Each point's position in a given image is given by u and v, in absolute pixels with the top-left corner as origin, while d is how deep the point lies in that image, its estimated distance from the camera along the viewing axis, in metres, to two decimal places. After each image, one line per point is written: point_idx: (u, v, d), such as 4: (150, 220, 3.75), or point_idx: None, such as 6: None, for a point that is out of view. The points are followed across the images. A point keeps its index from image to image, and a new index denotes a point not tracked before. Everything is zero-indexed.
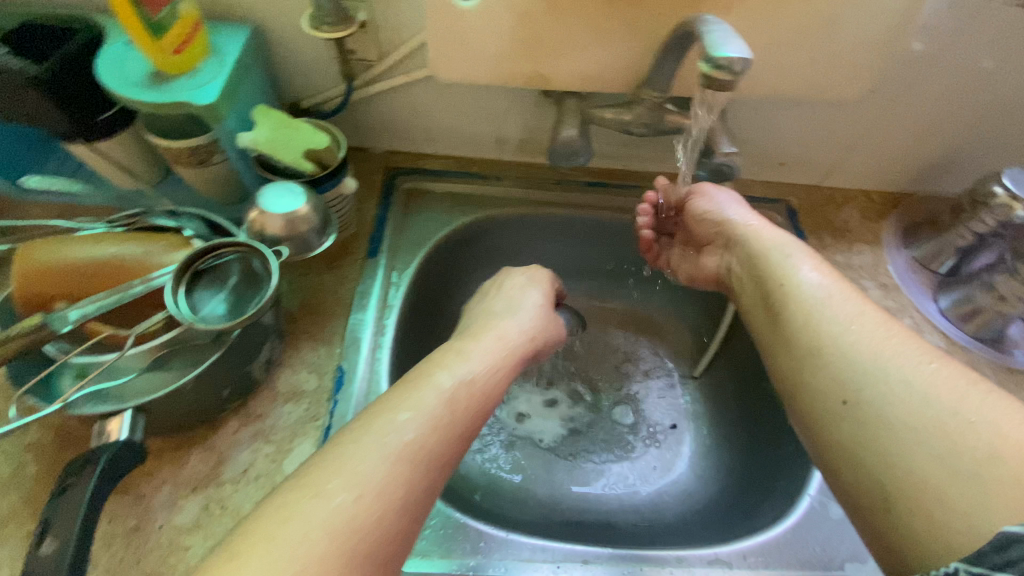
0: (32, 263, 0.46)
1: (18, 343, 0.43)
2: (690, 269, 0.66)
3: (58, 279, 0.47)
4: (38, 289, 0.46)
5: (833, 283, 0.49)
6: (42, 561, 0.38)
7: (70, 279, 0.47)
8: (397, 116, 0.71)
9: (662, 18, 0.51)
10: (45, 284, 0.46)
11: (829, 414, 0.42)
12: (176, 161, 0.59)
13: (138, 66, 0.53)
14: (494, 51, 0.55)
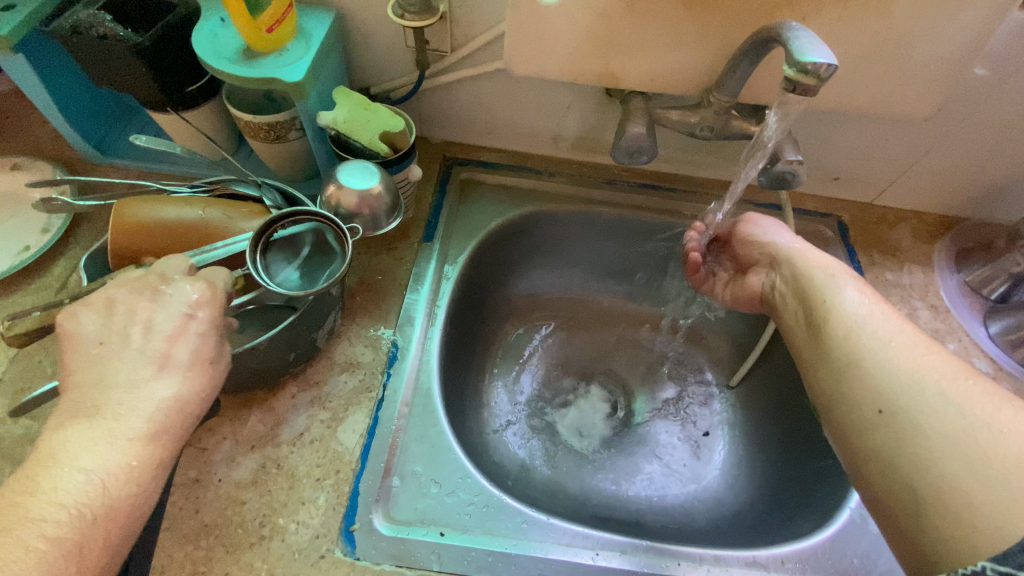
0: (124, 218, 0.48)
1: None
2: (735, 290, 0.64)
3: (146, 235, 0.49)
4: (129, 244, 0.49)
5: (877, 304, 0.48)
6: None
7: (159, 237, 0.49)
8: (461, 107, 0.73)
9: (737, 25, 0.53)
10: (136, 240, 0.49)
11: (863, 423, 0.42)
12: (253, 134, 0.62)
13: (232, 43, 0.56)
14: (568, 47, 0.56)
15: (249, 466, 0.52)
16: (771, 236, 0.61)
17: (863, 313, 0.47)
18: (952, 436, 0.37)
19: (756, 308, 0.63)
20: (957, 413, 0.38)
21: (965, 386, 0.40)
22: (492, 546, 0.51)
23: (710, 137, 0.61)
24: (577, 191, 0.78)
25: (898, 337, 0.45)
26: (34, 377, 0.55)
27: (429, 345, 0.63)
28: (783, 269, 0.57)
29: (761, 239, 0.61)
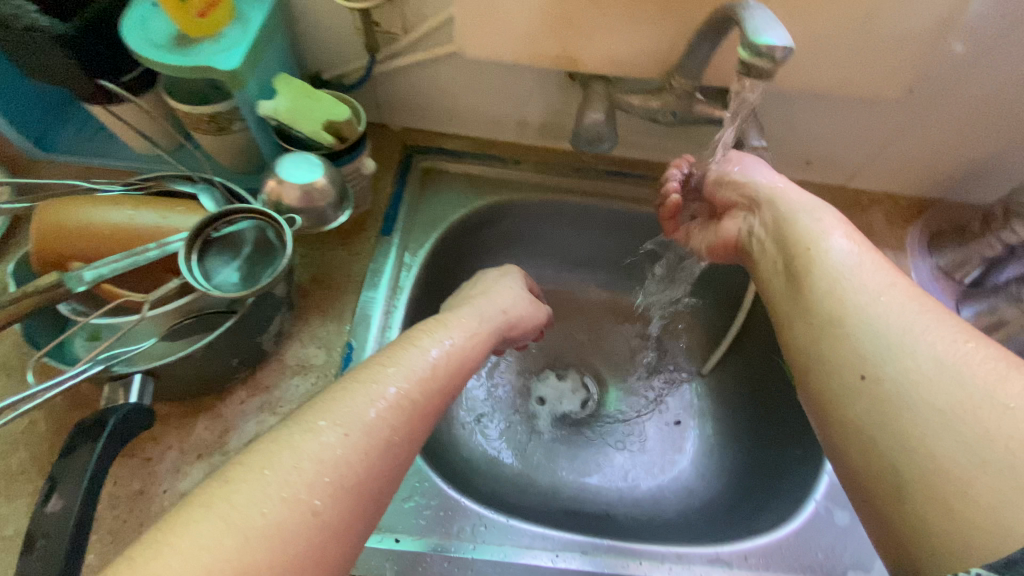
0: (50, 221, 0.46)
1: (30, 302, 0.42)
2: (709, 239, 0.60)
3: (72, 238, 0.46)
4: (55, 247, 0.46)
5: (867, 254, 0.44)
6: (47, 518, 0.38)
7: (88, 239, 0.46)
8: (419, 93, 0.70)
9: (698, 4, 0.50)
10: (63, 242, 0.46)
11: (845, 390, 0.38)
12: (194, 126, 0.58)
13: (162, 29, 0.52)
14: (522, 29, 0.53)
15: (196, 476, 0.50)
16: (750, 175, 0.55)
17: (849, 260, 0.43)
18: (947, 409, 0.33)
19: (730, 258, 0.59)
20: (952, 378, 0.34)
21: (963, 350, 0.35)
22: (449, 551, 0.50)
23: (675, 122, 0.58)
24: (544, 178, 0.76)
25: (885, 288, 0.40)
26: None
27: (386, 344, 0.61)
28: (763, 212, 0.52)
29: (739, 179, 0.55)
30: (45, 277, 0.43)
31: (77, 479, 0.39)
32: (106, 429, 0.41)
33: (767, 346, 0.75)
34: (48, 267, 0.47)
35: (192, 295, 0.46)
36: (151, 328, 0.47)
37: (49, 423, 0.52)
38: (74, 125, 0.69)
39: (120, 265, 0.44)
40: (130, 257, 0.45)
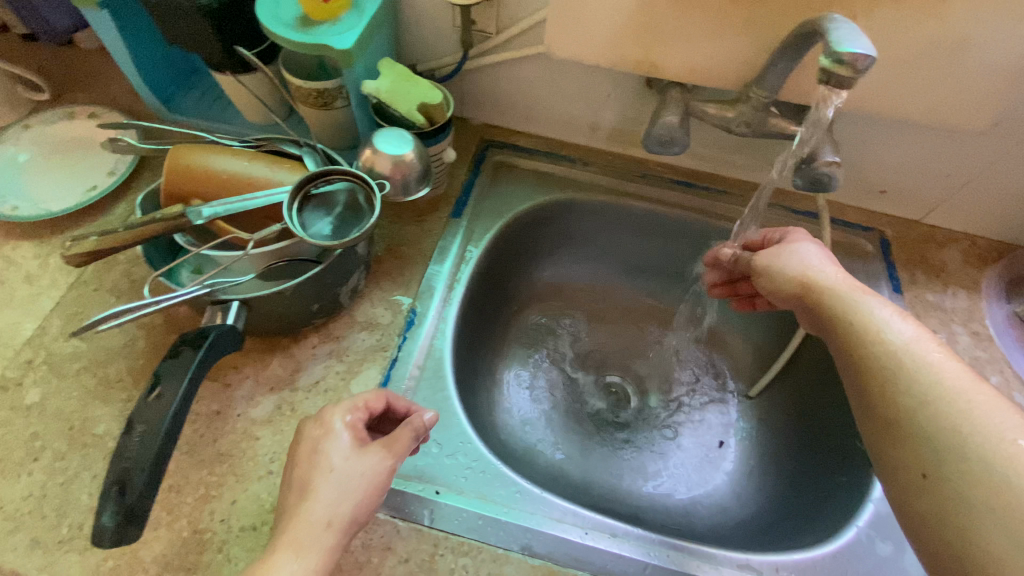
0: (180, 163, 0.52)
1: (161, 227, 0.49)
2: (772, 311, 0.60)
3: (197, 180, 0.52)
4: (181, 185, 0.52)
5: (922, 339, 0.42)
6: (150, 406, 0.44)
7: (208, 180, 0.53)
8: (502, 91, 0.75)
9: (784, 20, 0.52)
10: (188, 180, 0.52)
11: (906, 485, 0.38)
12: (303, 100, 0.65)
13: (291, 10, 0.59)
14: (609, 34, 0.57)
15: (266, 406, 0.56)
16: (804, 266, 0.53)
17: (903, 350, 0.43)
18: (998, 503, 0.34)
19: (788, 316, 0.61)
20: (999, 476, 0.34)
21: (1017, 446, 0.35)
22: (484, 511, 0.52)
23: (747, 134, 0.60)
24: (610, 182, 0.78)
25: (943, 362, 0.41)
26: (86, 303, 0.60)
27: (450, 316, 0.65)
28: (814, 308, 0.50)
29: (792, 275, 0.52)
30: (171, 208, 0.50)
31: (178, 381, 0.45)
32: (206, 344, 0.47)
33: (820, 374, 0.73)
34: (172, 200, 0.53)
35: (290, 241, 0.52)
36: (248, 267, 0.53)
37: (147, 342, 0.58)
38: (195, 92, 0.77)
39: (233, 206, 0.50)
40: (243, 199, 0.51)
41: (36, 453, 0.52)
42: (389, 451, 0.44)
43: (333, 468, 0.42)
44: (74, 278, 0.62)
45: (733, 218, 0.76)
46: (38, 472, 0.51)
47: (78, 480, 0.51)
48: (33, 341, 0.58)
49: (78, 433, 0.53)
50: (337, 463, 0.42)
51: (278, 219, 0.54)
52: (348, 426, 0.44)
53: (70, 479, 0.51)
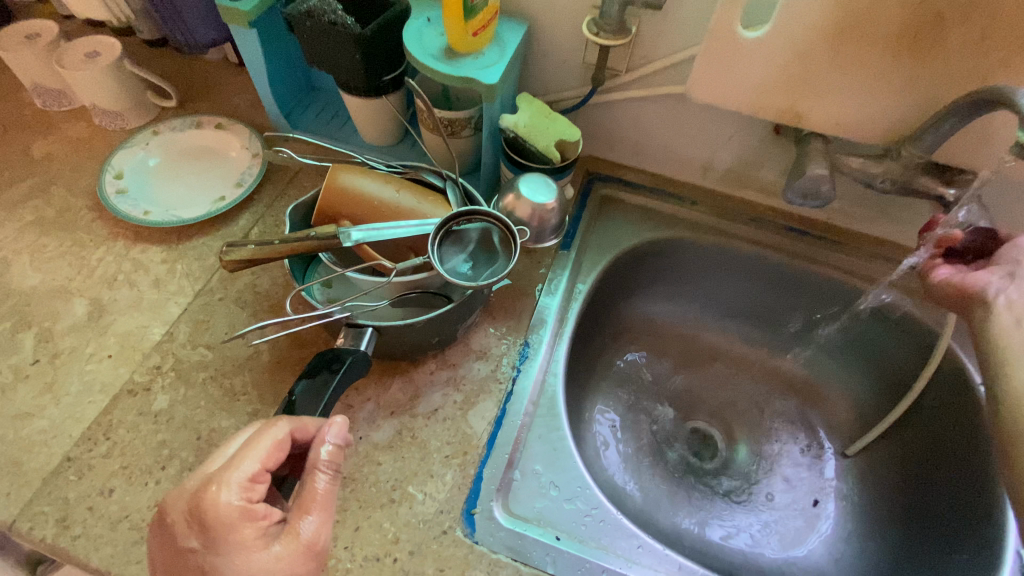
0: (336, 182, 0.54)
1: (315, 243, 0.49)
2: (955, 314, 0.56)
3: (350, 202, 0.54)
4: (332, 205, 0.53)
5: None
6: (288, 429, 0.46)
7: (359, 203, 0.53)
8: (618, 126, 0.74)
9: (950, 81, 0.51)
10: (340, 200, 0.53)
11: None
12: (431, 128, 0.67)
13: (437, 42, 0.60)
14: (755, 81, 0.57)
15: (387, 431, 0.55)
16: None
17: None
18: None
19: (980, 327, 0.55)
20: None
21: None
22: (606, 562, 0.51)
23: (888, 190, 0.59)
24: (718, 223, 0.77)
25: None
26: (213, 312, 0.61)
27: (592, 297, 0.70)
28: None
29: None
30: (324, 228, 0.50)
31: (312, 406, 0.47)
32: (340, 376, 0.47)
33: (934, 438, 0.70)
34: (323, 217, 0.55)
35: (426, 274, 0.52)
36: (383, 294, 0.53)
37: (271, 355, 0.59)
38: (313, 109, 0.79)
39: (383, 232, 0.51)
40: (392, 226, 0.51)
41: (163, 462, 0.52)
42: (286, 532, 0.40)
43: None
44: (202, 285, 0.64)
45: (845, 269, 0.74)
46: (164, 482, 0.51)
47: None
48: (162, 346, 0.59)
49: (206, 444, 0.53)
50: (243, 571, 0.38)
51: (418, 250, 0.54)
52: (237, 512, 0.38)
53: None
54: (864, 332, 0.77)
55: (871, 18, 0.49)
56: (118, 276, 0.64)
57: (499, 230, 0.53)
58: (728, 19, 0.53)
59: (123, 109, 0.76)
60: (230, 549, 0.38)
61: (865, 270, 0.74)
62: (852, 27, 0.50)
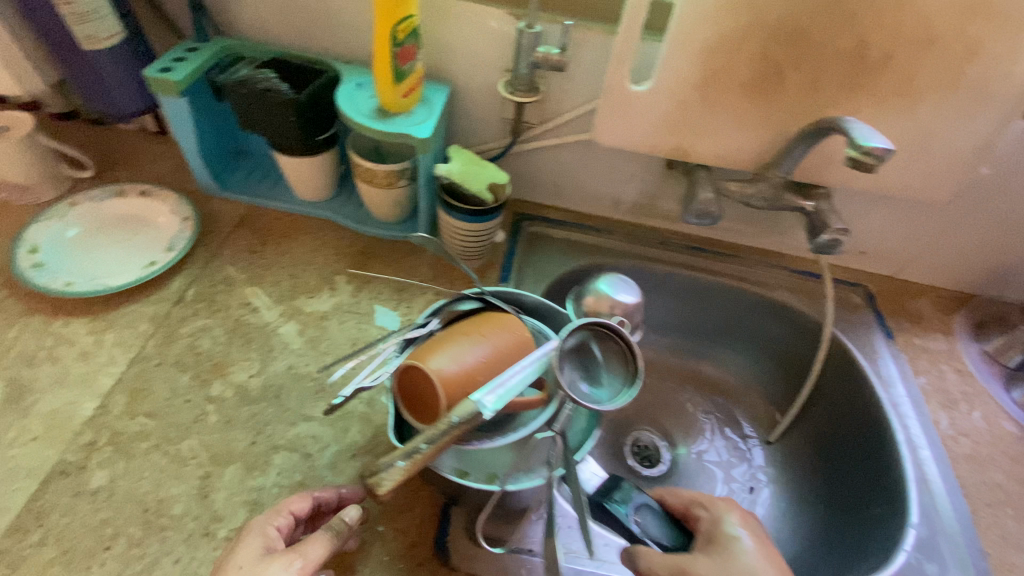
0: (456, 376, 0.49)
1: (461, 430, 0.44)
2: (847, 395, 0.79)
3: (462, 385, 0.49)
4: (445, 383, 0.48)
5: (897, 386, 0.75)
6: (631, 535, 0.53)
7: (469, 366, 0.50)
8: (538, 170, 0.83)
9: (791, 116, 0.65)
10: (450, 369, 0.49)
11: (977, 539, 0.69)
12: (367, 181, 0.71)
13: (370, 103, 0.67)
14: (649, 127, 0.68)
15: (350, 474, 0.56)
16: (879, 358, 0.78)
17: None
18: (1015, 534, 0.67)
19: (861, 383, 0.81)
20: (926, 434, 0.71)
21: (922, 420, 0.72)
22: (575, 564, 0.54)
23: (762, 208, 0.71)
24: (634, 248, 0.87)
25: None
26: (151, 379, 0.60)
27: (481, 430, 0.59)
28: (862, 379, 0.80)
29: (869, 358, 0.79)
30: (458, 406, 0.45)
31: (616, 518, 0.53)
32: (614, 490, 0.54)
33: (834, 415, 0.80)
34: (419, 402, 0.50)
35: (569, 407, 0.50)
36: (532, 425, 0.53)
37: (218, 415, 0.58)
38: (241, 171, 0.81)
39: (512, 386, 0.47)
40: (511, 378, 0.47)
41: (109, 540, 0.49)
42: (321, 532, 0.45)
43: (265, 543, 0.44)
44: (136, 353, 0.62)
45: (742, 277, 0.86)
46: (110, 562, 0.48)
47: (158, 565, 0.48)
48: (96, 421, 0.56)
49: (155, 516, 0.51)
50: (267, 538, 0.44)
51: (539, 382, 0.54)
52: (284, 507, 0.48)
53: (148, 566, 0.48)
54: (767, 331, 0.88)
55: (726, 71, 0.62)
56: (39, 353, 0.60)
57: (596, 328, 0.52)
58: (619, 77, 0.64)
59: (35, 183, 0.74)
60: (264, 524, 0.46)
61: (757, 276, 0.86)
62: (715, 80, 0.63)
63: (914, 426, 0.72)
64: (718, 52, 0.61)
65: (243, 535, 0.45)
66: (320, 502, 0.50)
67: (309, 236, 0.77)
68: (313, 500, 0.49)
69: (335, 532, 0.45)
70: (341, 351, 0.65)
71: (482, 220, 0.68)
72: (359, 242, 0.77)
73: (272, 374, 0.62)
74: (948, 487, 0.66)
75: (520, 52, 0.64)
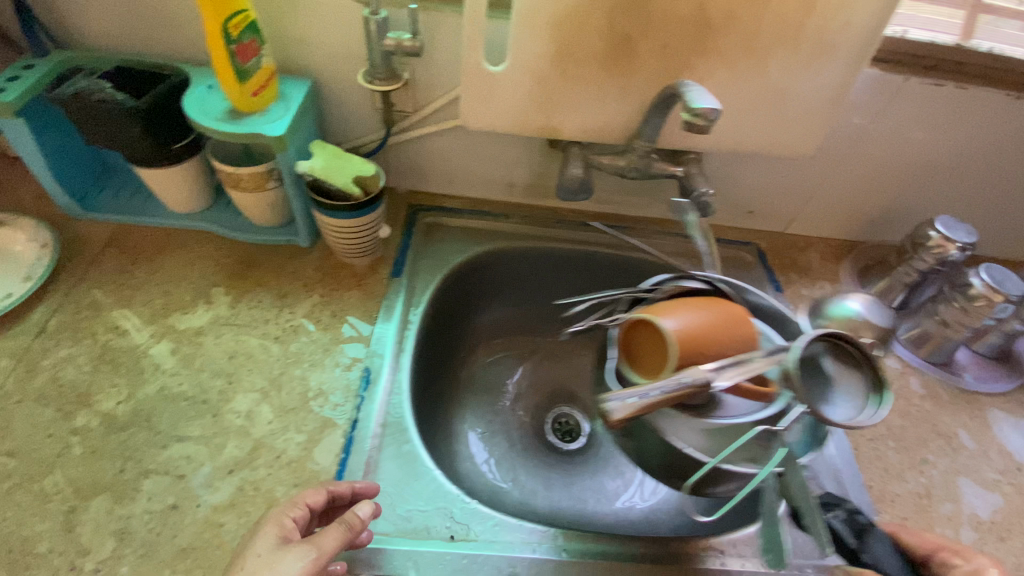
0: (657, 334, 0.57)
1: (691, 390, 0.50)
2: None
3: (657, 346, 0.57)
4: (682, 338, 0.55)
5: None
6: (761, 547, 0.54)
7: (695, 326, 0.56)
8: (423, 160, 0.82)
9: (648, 85, 0.65)
10: (676, 328, 0.55)
11: None
12: (234, 185, 0.69)
13: (221, 105, 0.64)
14: (514, 106, 0.67)
15: (226, 490, 0.54)
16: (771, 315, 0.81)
17: None
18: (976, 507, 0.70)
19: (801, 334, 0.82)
20: None
21: None
22: (465, 549, 0.54)
23: (638, 178, 0.72)
24: (532, 230, 0.88)
25: None
26: (10, 418, 0.57)
27: (388, 441, 0.60)
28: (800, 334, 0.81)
29: None
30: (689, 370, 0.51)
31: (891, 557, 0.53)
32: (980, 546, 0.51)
33: None
34: (646, 354, 0.58)
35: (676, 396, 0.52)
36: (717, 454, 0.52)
37: (84, 447, 0.56)
38: (110, 190, 0.78)
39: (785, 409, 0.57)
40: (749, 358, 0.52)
41: None
42: (335, 527, 0.46)
43: (283, 534, 0.45)
44: None
45: (638, 248, 0.88)
46: None
47: None
48: None
49: (15, 558, 0.49)
50: (285, 528, 0.46)
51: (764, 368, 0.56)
52: (299, 502, 0.49)
53: None
54: None
55: (578, 45, 0.62)
56: None
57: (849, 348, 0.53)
58: (473, 60, 0.63)
59: None
60: (275, 517, 0.47)
61: (651, 245, 0.88)
62: (569, 55, 0.63)
63: None
64: (565, 26, 0.61)
65: (260, 525, 0.46)
66: (335, 496, 0.52)
67: (186, 250, 0.74)
68: (329, 493, 0.51)
69: (349, 526, 0.46)
70: (218, 365, 0.63)
71: (353, 216, 0.66)
72: (240, 251, 0.75)
73: (144, 397, 0.60)
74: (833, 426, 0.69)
75: (370, 40, 0.62)
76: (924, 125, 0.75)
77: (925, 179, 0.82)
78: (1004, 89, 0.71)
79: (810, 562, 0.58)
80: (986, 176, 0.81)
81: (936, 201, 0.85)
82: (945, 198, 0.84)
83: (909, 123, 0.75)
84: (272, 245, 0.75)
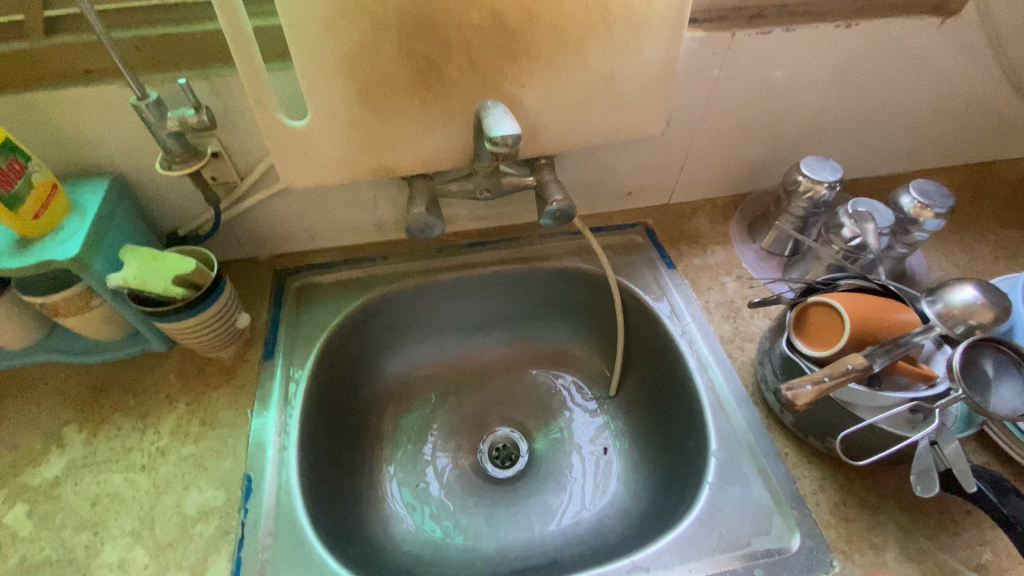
0: (828, 318, 0.58)
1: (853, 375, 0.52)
2: (649, 336, 0.80)
3: (828, 328, 0.58)
4: (853, 320, 0.56)
5: (682, 314, 0.77)
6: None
7: (865, 307, 0.57)
8: (276, 224, 0.77)
9: (470, 103, 0.61)
10: (846, 309, 0.57)
11: None
12: (55, 313, 0.62)
13: (4, 237, 0.57)
14: (336, 155, 0.62)
15: None
16: (667, 294, 0.80)
17: None
18: None
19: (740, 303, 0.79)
20: (717, 352, 0.73)
21: (709, 340, 0.74)
22: None
23: (493, 197, 0.69)
24: (413, 265, 0.83)
25: None
26: None
27: (278, 551, 0.56)
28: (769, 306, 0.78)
29: (656, 294, 0.80)
30: (850, 356, 0.52)
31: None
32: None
33: (647, 357, 0.81)
34: (819, 332, 0.59)
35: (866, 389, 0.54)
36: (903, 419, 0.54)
37: None
38: None
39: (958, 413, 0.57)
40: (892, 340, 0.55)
41: None
42: None
43: None
44: None
45: (526, 256, 0.85)
46: None
47: None
48: None
49: None
50: None
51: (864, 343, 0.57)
52: None
53: None
54: (569, 295, 0.87)
55: (379, 80, 0.57)
56: None
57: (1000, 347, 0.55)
58: (271, 121, 0.57)
59: None
60: None
61: (539, 251, 0.86)
62: (374, 93, 0.58)
63: (703, 349, 0.74)
64: (355, 65, 0.56)
65: None
66: None
67: (29, 392, 0.67)
68: None
69: None
70: (80, 517, 0.57)
71: (191, 314, 0.61)
72: (91, 376, 0.68)
73: None
74: (739, 399, 0.68)
75: (151, 125, 0.56)
76: (765, 72, 0.73)
77: (784, 123, 0.81)
78: (832, 20, 0.70)
79: (739, 553, 0.57)
80: (841, 104, 0.80)
81: (801, 140, 0.84)
82: (810, 135, 0.84)
83: (750, 75, 0.73)
84: (124, 358, 0.69)
